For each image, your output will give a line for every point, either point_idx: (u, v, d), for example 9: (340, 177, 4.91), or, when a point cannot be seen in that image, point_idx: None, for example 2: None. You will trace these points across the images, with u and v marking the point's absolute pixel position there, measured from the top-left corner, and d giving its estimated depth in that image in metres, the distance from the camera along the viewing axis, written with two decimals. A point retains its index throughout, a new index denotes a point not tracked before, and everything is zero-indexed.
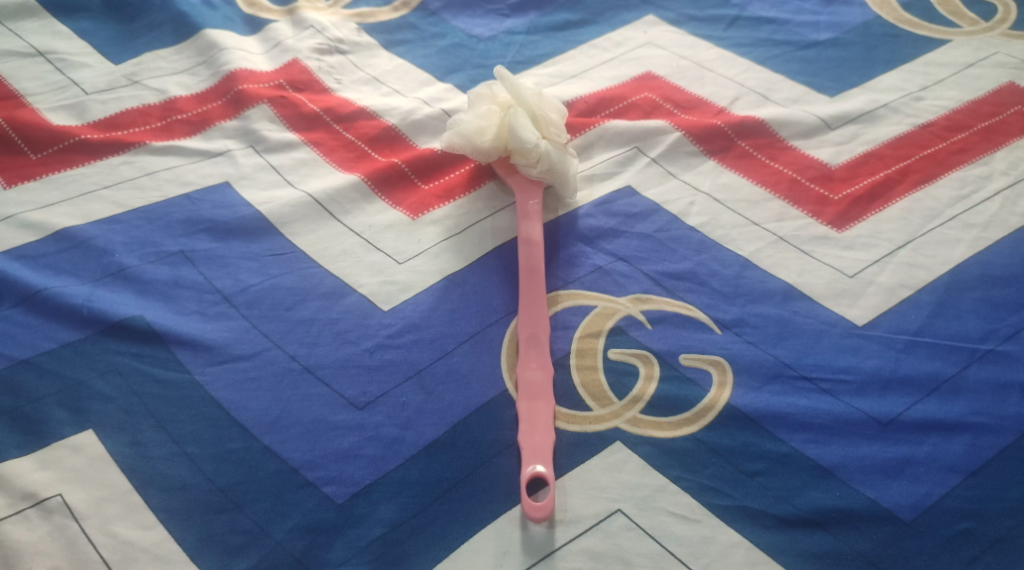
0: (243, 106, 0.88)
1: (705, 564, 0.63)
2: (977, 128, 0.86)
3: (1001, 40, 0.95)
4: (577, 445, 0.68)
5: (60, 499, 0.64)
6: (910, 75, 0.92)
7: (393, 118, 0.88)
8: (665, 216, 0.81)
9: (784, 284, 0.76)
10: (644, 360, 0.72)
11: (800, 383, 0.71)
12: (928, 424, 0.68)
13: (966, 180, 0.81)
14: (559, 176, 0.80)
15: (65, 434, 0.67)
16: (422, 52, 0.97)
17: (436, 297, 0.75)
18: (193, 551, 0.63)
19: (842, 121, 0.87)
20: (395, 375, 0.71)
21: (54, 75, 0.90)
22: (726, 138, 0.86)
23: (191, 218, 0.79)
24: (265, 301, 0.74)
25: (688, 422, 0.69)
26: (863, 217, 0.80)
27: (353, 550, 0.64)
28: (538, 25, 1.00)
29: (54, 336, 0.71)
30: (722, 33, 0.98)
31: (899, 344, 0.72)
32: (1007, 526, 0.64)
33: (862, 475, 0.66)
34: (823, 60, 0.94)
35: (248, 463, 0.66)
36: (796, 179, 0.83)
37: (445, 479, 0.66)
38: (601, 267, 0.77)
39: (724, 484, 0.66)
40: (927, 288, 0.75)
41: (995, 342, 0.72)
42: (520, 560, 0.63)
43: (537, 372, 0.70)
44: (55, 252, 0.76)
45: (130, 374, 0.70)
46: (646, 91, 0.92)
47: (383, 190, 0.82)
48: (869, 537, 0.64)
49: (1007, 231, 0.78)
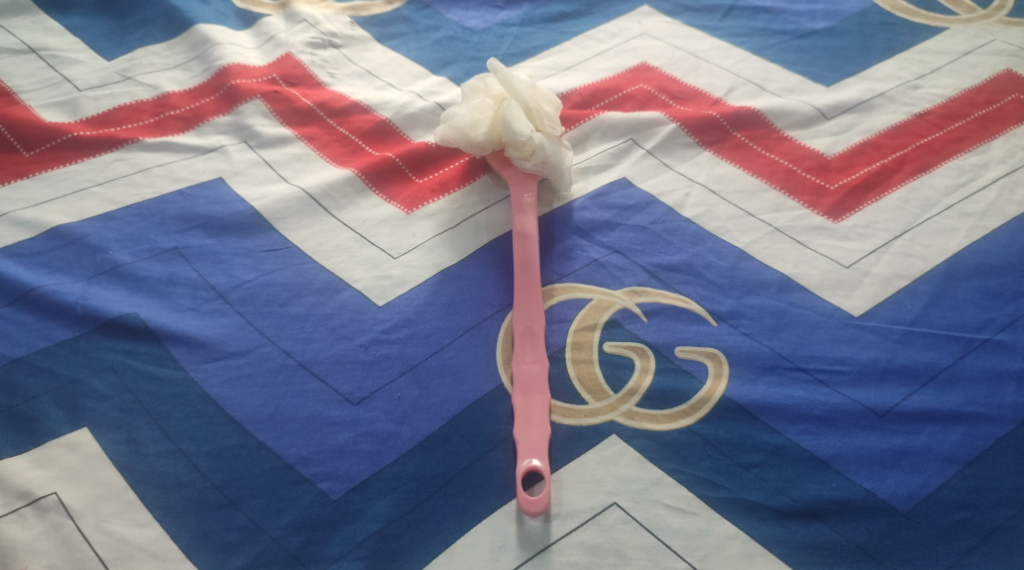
0: (236, 101, 0.88)
1: (701, 557, 0.63)
2: (975, 117, 0.85)
3: (999, 27, 0.94)
4: (573, 438, 0.68)
5: (56, 498, 0.64)
6: (907, 63, 0.91)
7: (387, 112, 0.88)
8: (660, 207, 0.80)
9: (780, 274, 0.76)
10: (639, 353, 0.71)
11: (797, 374, 0.70)
12: (925, 414, 0.68)
13: (963, 169, 0.81)
14: (554, 169, 0.80)
15: (61, 431, 0.67)
16: (416, 46, 0.96)
17: (431, 291, 0.75)
18: (189, 548, 0.63)
19: (838, 111, 0.87)
20: (390, 370, 0.70)
21: (47, 71, 0.89)
22: (722, 129, 0.86)
23: (184, 215, 0.79)
24: (260, 297, 0.74)
25: (684, 415, 0.68)
26: (860, 207, 0.79)
27: (348, 546, 0.64)
28: (533, 17, 0.99)
29: (49, 334, 0.71)
30: (718, 23, 0.98)
31: (896, 335, 0.72)
32: (1004, 516, 0.64)
33: (859, 466, 0.66)
34: (819, 49, 0.94)
35: (243, 459, 0.66)
36: (792, 170, 0.83)
37: (441, 474, 0.66)
38: (596, 260, 0.77)
39: (720, 476, 0.66)
40: (924, 278, 0.75)
41: (992, 331, 0.72)
42: (516, 554, 0.63)
43: (533, 366, 0.70)
44: (49, 250, 0.76)
45: (125, 371, 0.70)
46: (641, 82, 0.91)
47: (377, 184, 0.82)
48: (866, 529, 0.64)
49: (1004, 219, 0.78)
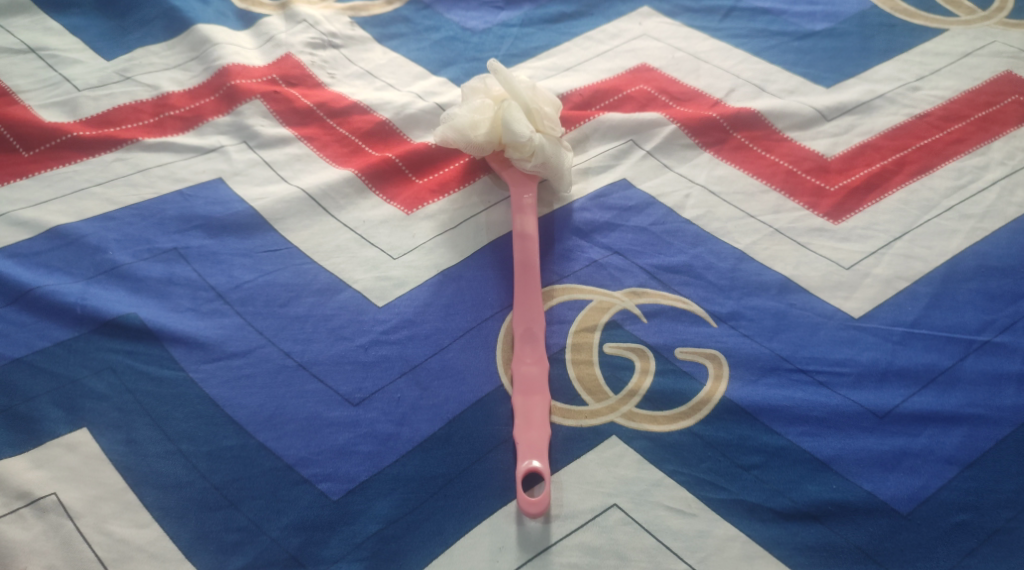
0: (236, 101, 0.88)
1: (702, 558, 0.63)
2: (974, 118, 0.85)
3: (999, 28, 0.94)
4: (573, 439, 0.67)
5: (55, 498, 0.64)
6: (907, 64, 0.91)
7: (387, 113, 0.88)
8: (661, 209, 0.80)
9: (780, 276, 0.76)
10: (640, 354, 0.71)
11: (797, 376, 0.70)
12: (925, 416, 0.68)
13: (963, 171, 0.81)
14: (554, 169, 0.80)
15: (60, 432, 0.67)
16: (416, 46, 0.96)
17: (431, 292, 0.75)
18: (189, 549, 0.63)
19: (839, 112, 0.87)
20: (390, 371, 0.70)
21: (46, 71, 0.89)
22: (722, 131, 0.86)
23: (184, 215, 0.79)
24: (260, 297, 0.74)
25: (684, 416, 0.68)
26: (860, 208, 0.79)
27: (348, 547, 0.63)
28: (533, 18, 0.99)
29: (48, 334, 0.71)
30: (718, 24, 0.98)
31: (896, 336, 0.72)
32: (1005, 517, 0.64)
33: (859, 468, 0.66)
34: (819, 50, 0.94)
35: (243, 460, 0.66)
36: (792, 171, 0.83)
37: (441, 475, 0.66)
38: (596, 261, 0.77)
39: (720, 478, 0.66)
40: (924, 279, 0.75)
41: (992, 333, 0.72)
42: (516, 555, 0.63)
43: (533, 367, 0.70)
44: (48, 250, 0.76)
45: (124, 372, 0.70)
46: (641, 83, 0.91)
47: (377, 185, 0.82)
48: (866, 530, 0.64)
49: (1004, 221, 0.78)
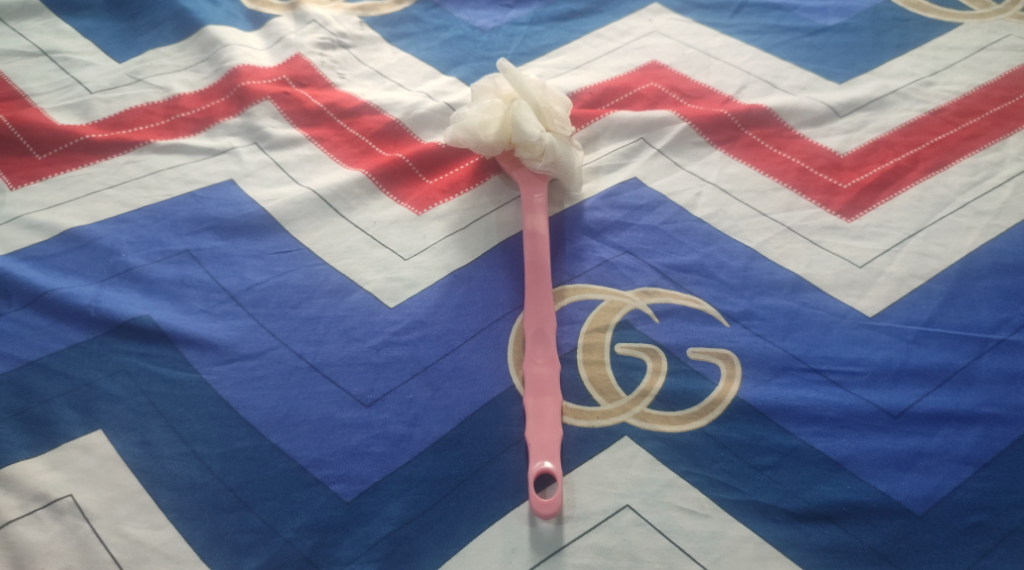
0: (247, 102, 0.88)
1: (714, 559, 0.63)
2: (989, 114, 0.85)
3: (1013, 22, 0.94)
4: (585, 440, 0.67)
5: (71, 500, 0.65)
6: (920, 59, 0.91)
7: (397, 113, 0.88)
8: (672, 207, 0.80)
9: (793, 274, 0.75)
10: (651, 354, 0.71)
11: (809, 375, 0.70)
12: (940, 415, 0.68)
13: (978, 167, 0.81)
14: (564, 169, 0.80)
15: (75, 434, 0.67)
16: (426, 45, 0.96)
17: (442, 292, 0.75)
18: (203, 550, 0.64)
19: (851, 108, 0.86)
20: (402, 372, 0.71)
21: (59, 74, 0.90)
22: (733, 128, 0.86)
23: (196, 216, 0.79)
24: (272, 299, 0.74)
25: (697, 416, 0.68)
26: (873, 205, 0.79)
27: (362, 548, 0.64)
28: (542, 16, 0.99)
29: (62, 337, 0.72)
30: (728, 20, 0.97)
31: (910, 335, 0.72)
32: (1020, 518, 0.64)
33: (873, 468, 0.66)
34: (831, 45, 0.93)
35: (256, 461, 0.67)
36: (804, 168, 0.82)
37: (453, 476, 0.66)
38: (607, 261, 0.77)
39: (732, 478, 0.66)
40: (938, 277, 0.74)
41: (1006, 331, 0.71)
42: (529, 556, 0.63)
43: (544, 367, 0.70)
44: (63, 252, 0.77)
45: (138, 373, 0.70)
46: (652, 80, 0.91)
47: (388, 186, 0.82)
48: (880, 531, 0.64)
49: (1019, 218, 0.77)
